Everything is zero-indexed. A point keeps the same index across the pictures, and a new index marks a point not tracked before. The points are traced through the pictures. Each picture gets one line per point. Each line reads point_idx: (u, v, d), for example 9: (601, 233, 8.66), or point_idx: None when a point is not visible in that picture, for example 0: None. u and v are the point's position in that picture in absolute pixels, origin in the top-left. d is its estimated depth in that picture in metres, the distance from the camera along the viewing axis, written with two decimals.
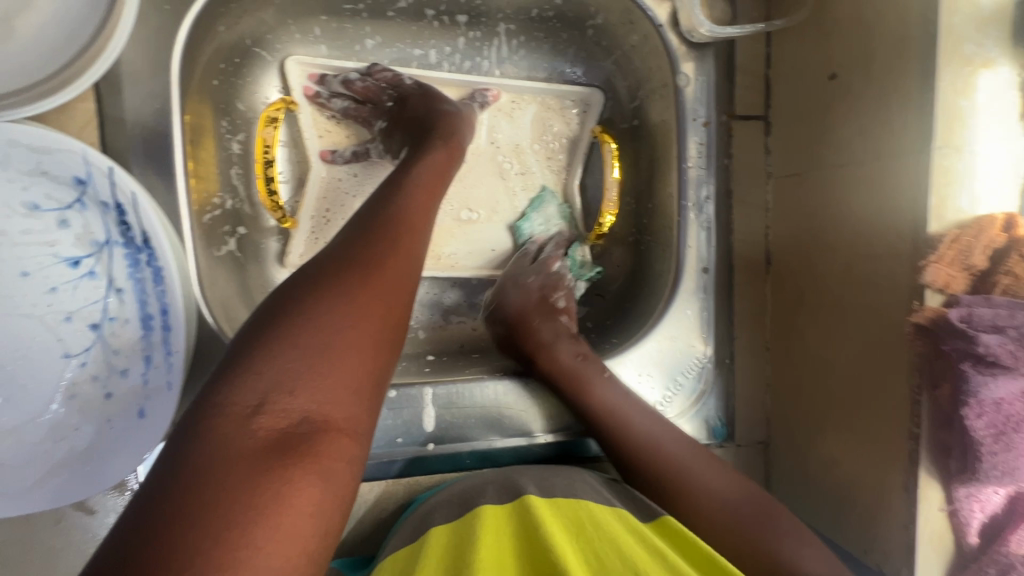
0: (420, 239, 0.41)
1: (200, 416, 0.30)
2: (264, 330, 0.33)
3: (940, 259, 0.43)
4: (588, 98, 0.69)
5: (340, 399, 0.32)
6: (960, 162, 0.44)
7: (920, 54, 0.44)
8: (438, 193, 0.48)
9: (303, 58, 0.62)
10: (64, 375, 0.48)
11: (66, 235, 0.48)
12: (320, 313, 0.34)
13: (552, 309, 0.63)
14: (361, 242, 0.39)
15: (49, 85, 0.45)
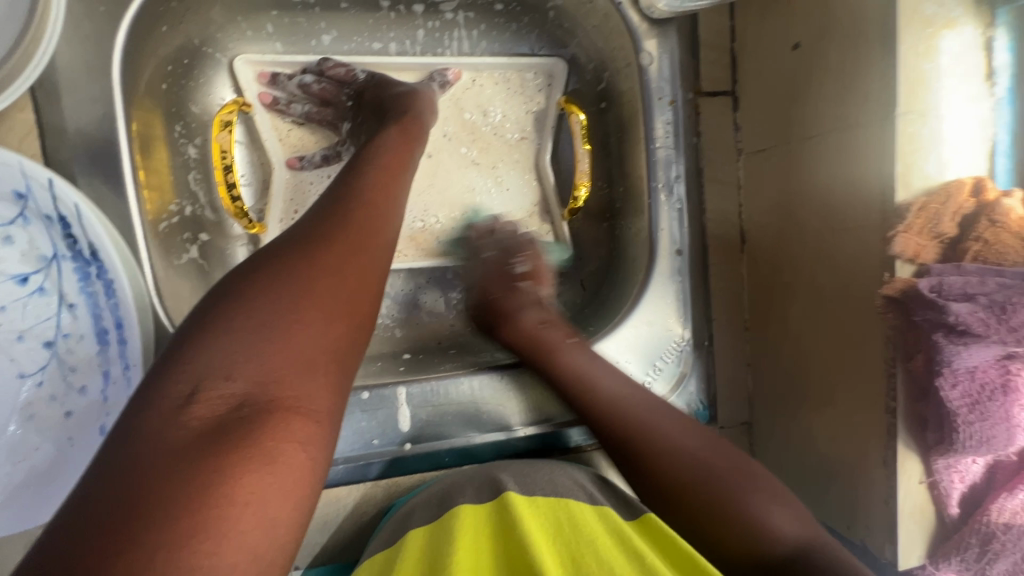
0: (381, 221, 0.40)
1: (127, 419, 0.28)
2: (201, 319, 0.32)
3: (909, 228, 0.42)
4: (551, 69, 0.67)
5: (288, 380, 0.31)
6: (925, 128, 0.42)
7: (880, 16, 0.43)
8: (401, 170, 0.46)
9: (251, 57, 0.60)
10: (20, 396, 0.47)
11: (10, 251, 0.46)
12: (260, 294, 0.32)
13: (512, 277, 0.61)
14: (314, 224, 0.37)
15: None
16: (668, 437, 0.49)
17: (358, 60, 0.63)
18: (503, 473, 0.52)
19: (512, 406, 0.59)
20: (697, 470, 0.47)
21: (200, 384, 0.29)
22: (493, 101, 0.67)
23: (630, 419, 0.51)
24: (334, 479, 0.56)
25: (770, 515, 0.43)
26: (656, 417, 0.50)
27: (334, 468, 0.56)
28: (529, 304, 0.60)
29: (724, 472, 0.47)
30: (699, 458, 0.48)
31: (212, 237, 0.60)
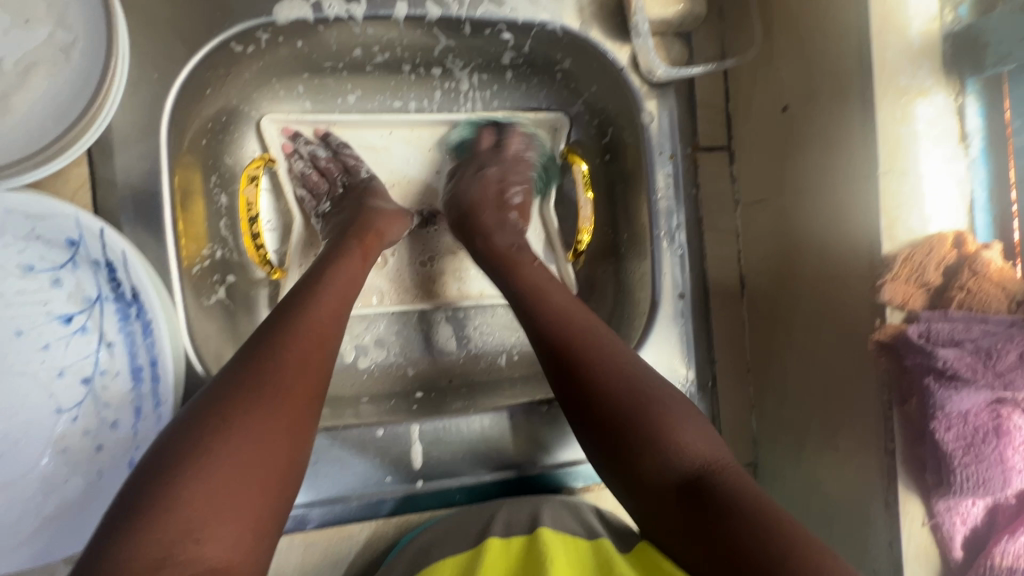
0: (323, 354, 0.44)
1: (99, 564, 0.32)
2: (163, 468, 0.35)
3: (896, 277, 0.45)
4: (556, 123, 0.72)
5: (240, 542, 0.35)
6: (906, 186, 0.46)
7: (860, 85, 0.47)
8: (352, 297, 0.50)
9: (278, 116, 0.66)
10: (55, 429, 0.50)
11: (59, 293, 0.50)
12: (221, 456, 0.36)
13: (504, 198, 0.64)
14: (253, 359, 0.41)
15: (43, 155, 0.43)
16: (598, 354, 0.47)
17: (383, 121, 0.69)
18: (511, 514, 0.55)
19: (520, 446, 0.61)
20: (634, 390, 0.45)
21: (168, 518, 0.33)
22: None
23: (570, 319, 0.50)
24: (346, 515, 0.58)
25: (685, 437, 0.43)
26: (560, 319, 0.50)
27: (348, 503, 0.58)
28: (507, 225, 0.62)
29: (658, 396, 0.45)
30: (627, 367, 0.46)
31: (238, 279, 0.64)
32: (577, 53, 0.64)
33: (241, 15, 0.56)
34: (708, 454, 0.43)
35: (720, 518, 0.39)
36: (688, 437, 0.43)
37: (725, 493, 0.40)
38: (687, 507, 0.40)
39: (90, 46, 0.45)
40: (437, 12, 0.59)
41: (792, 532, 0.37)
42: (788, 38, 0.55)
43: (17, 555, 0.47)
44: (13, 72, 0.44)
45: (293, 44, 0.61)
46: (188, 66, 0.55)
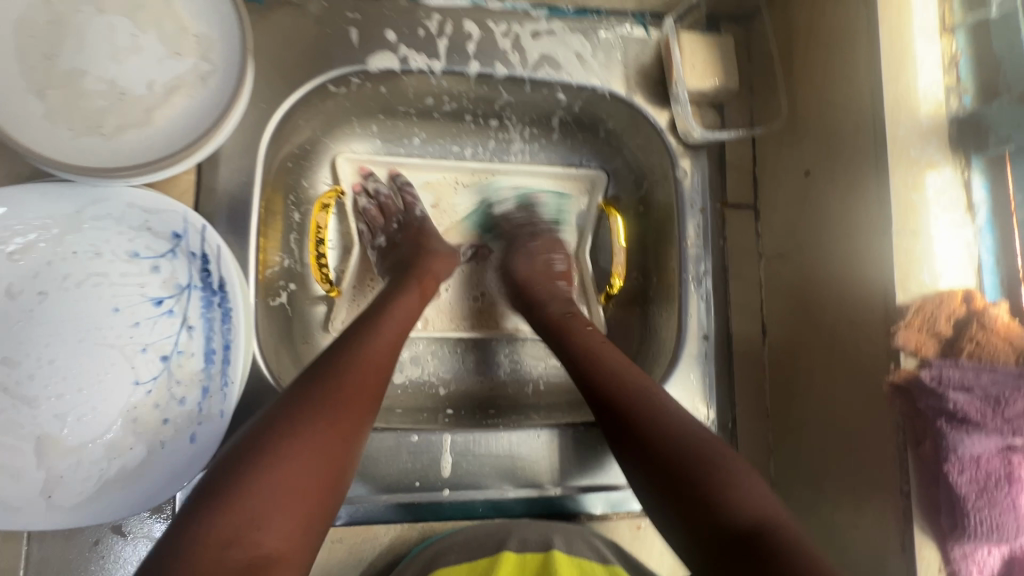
0: (380, 375, 0.49)
1: (180, 536, 0.37)
2: (241, 460, 0.41)
3: (909, 325, 0.49)
4: (594, 180, 0.80)
5: (295, 533, 0.40)
6: (918, 245, 0.51)
7: (875, 155, 0.53)
8: (407, 329, 0.56)
9: (353, 155, 0.75)
10: (129, 400, 0.55)
11: (155, 278, 0.57)
12: (291, 452, 0.41)
13: (554, 274, 0.71)
14: (323, 373, 0.47)
15: (159, 163, 0.52)
16: (663, 404, 0.50)
17: (444, 166, 0.78)
18: (525, 531, 0.57)
19: (543, 467, 0.64)
20: (695, 450, 0.46)
21: (244, 504, 0.38)
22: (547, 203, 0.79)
23: (627, 370, 0.54)
24: (373, 516, 0.60)
25: (747, 492, 0.44)
26: (614, 372, 0.54)
27: (376, 503, 0.61)
28: (559, 299, 0.68)
29: (715, 449, 0.47)
30: (688, 425, 0.49)
31: (298, 288, 0.70)
32: (622, 115, 0.73)
33: (339, 62, 0.65)
34: (763, 512, 0.43)
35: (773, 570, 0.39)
36: (744, 491, 0.44)
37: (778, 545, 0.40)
38: (733, 551, 0.41)
39: (223, 77, 0.54)
40: (503, 72, 0.69)
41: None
42: (811, 114, 0.62)
43: (81, 510, 0.52)
44: (159, 92, 0.53)
45: (378, 89, 0.69)
46: (290, 99, 0.64)
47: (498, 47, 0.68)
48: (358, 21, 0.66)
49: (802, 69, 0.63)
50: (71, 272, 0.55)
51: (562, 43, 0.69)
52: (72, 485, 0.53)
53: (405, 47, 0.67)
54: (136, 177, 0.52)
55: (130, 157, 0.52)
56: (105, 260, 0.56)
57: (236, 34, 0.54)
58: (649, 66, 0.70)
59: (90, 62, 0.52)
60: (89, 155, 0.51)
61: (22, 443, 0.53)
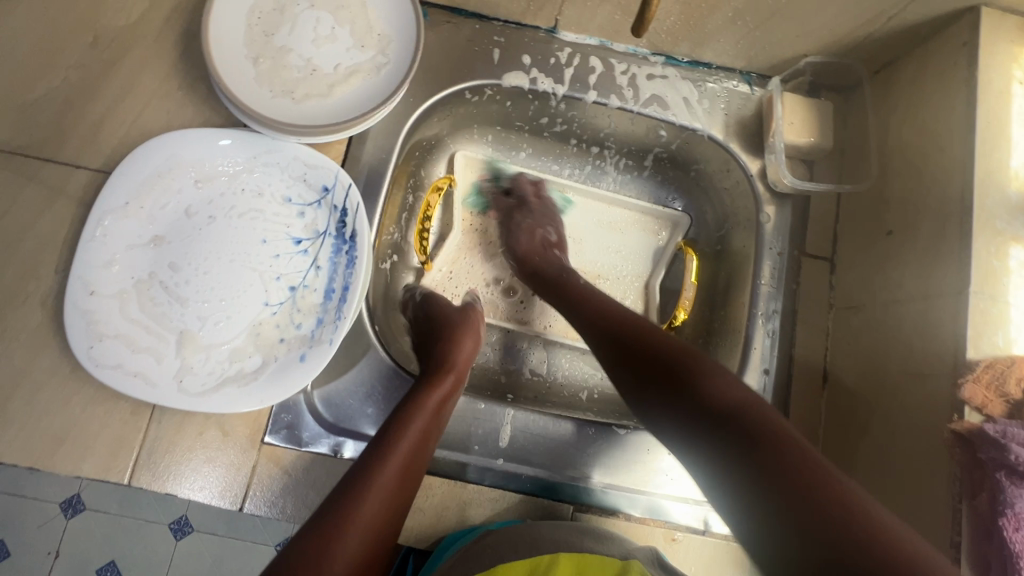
0: (412, 483, 0.53)
1: None
2: (294, 568, 0.44)
3: (977, 379, 0.51)
4: (677, 222, 0.86)
5: None
6: (995, 309, 0.54)
7: (960, 221, 0.57)
8: (443, 427, 0.60)
9: (469, 155, 0.85)
10: (257, 317, 0.65)
11: (299, 222, 0.68)
12: (337, 564, 0.45)
13: (548, 244, 0.79)
14: (369, 477, 0.50)
15: (330, 128, 0.63)
16: (644, 325, 0.60)
17: (544, 177, 0.87)
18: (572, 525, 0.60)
19: (589, 461, 0.68)
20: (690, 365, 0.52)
21: None
22: (624, 236, 0.87)
23: (618, 312, 0.62)
24: (433, 468, 0.66)
25: (724, 385, 0.50)
26: (610, 317, 0.62)
27: (439, 456, 0.66)
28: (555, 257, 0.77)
29: (711, 369, 0.52)
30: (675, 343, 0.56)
31: (398, 260, 0.80)
32: (715, 157, 0.79)
33: (479, 74, 0.76)
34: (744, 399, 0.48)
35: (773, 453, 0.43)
36: (725, 382, 0.50)
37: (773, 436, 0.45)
38: (728, 436, 0.46)
39: (393, 70, 0.66)
40: (616, 104, 0.77)
41: (839, 490, 0.41)
42: (900, 181, 0.66)
43: (199, 399, 0.60)
44: (342, 73, 0.66)
45: (504, 103, 0.80)
46: (433, 98, 0.75)
47: (615, 81, 0.77)
48: (502, 44, 0.76)
49: (897, 140, 0.68)
50: (237, 204, 0.67)
51: (672, 87, 0.78)
52: (198, 377, 0.62)
53: (537, 71, 0.76)
54: (309, 135, 0.64)
55: (310, 120, 0.64)
56: (264, 200, 0.68)
57: (411, 37, 0.66)
58: (748, 118, 0.77)
59: (296, 43, 0.65)
60: (279, 112, 0.64)
61: (167, 334, 0.63)
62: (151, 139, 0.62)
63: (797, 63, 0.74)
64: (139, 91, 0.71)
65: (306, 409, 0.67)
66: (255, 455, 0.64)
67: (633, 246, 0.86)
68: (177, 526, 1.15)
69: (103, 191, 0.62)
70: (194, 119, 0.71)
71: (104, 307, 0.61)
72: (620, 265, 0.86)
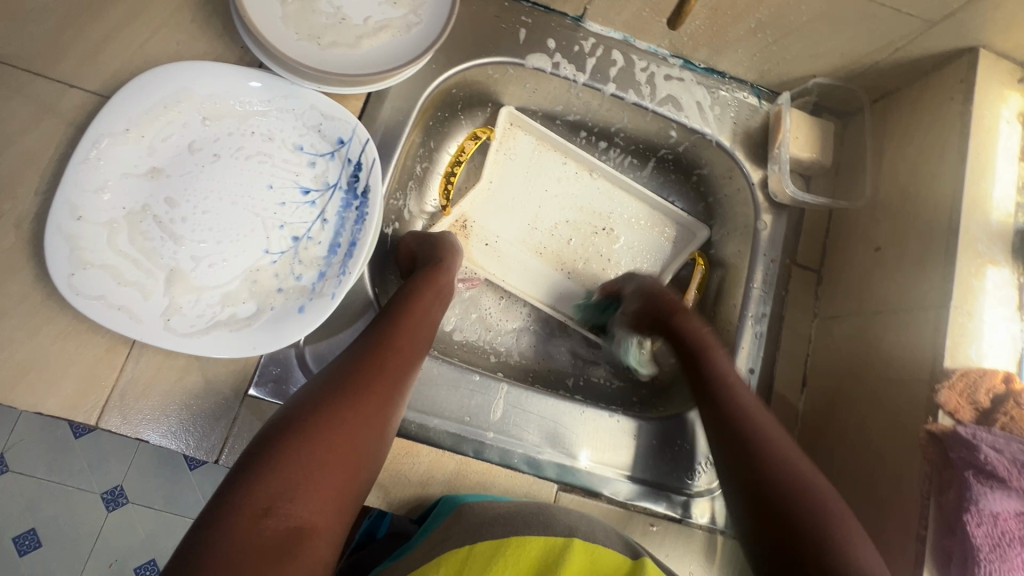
0: (400, 372, 0.57)
1: (224, 499, 0.44)
2: (277, 436, 0.47)
3: (952, 386, 0.55)
4: (696, 228, 0.86)
5: (323, 502, 0.46)
6: (971, 324, 0.58)
7: (946, 242, 0.61)
8: (429, 328, 0.64)
9: (512, 110, 0.83)
10: (254, 263, 0.63)
11: (309, 172, 0.66)
12: (318, 430, 0.48)
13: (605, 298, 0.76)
14: (352, 366, 0.55)
15: (353, 79, 0.62)
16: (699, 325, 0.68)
17: (573, 147, 0.86)
18: (560, 515, 0.59)
19: (578, 442, 0.69)
20: (789, 465, 0.53)
21: (277, 475, 0.45)
22: (641, 233, 0.87)
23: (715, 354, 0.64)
24: (421, 435, 0.65)
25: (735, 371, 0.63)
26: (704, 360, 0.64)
27: (430, 424, 0.66)
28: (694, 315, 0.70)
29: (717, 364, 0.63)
30: (744, 400, 0.59)
31: (399, 228, 0.80)
32: (719, 163, 0.82)
33: (503, 51, 0.76)
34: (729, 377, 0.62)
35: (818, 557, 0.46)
36: (785, 466, 0.52)
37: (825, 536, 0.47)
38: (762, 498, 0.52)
39: (424, 30, 0.65)
40: (634, 99, 0.79)
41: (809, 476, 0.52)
42: (891, 201, 0.71)
43: (185, 341, 0.57)
44: (371, 26, 0.64)
45: (524, 83, 0.81)
46: (456, 67, 0.75)
47: (635, 77, 0.79)
48: (528, 24, 0.77)
49: (890, 165, 0.73)
50: (243, 145, 0.64)
51: (687, 90, 0.80)
52: (185, 318, 0.59)
53: (560, 55, 0.77)
54: (329, 82, 0.62)
55: (334, 69, 0.63)
56: (274, 144, 0.65)
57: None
58: (755, 129, 0.80)
59: None
60: (303, 56, 0.62)
61: (157, 270, 0.59)
62: (164, 65, 0.59)
63: (805, 83, 0.78)
64: (147, 15, 0.67)
65: (297, 364, 0.65)
66: (237, 406, 0.62)
67: (640, 245, 0.87)
68: (111, 496, 1.17)
69: (103, 112, 0.58)
70: (204, 54, 0.68)
71: (92, 235, 0.57)
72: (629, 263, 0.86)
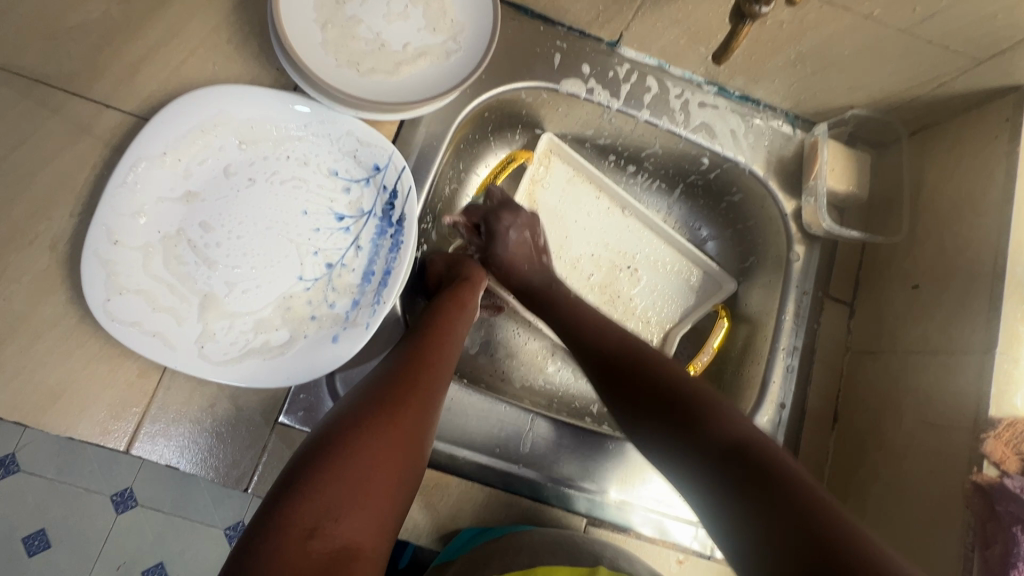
0: (433, 383, 0.56)
1: (269, 522, 0.43)
2: (317, 455, 0.47)
3: (998, 436, 0.54)
4: (723, 281, 0.85)
5: (368, 520, 0.45)
6: (1017, 372, 0.57)
7: (990, 286, 0.60)
8: (458, 336, 0.63)
9: (552, 137, 0.82)
10: (287, 289, 0.62)
11: (344, 198, 0.66)
12: (357, 448, 0.47)
13: (537, 248, 0.74)
14: (386, 380, 0.54)
15: (393, 107, 0.62)
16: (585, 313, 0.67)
17: (603, 180, 0.84)
18: (589, 551, 0.59)
19: (606, 474, 0.68)
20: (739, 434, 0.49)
21: (320, 494, 0.44)
22: (664, 279, 0.86)
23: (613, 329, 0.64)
24: (450, 466, 0.64)
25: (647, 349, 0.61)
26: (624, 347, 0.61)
27: (460, 456, 0.65)
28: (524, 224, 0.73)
29: (622, 343, 0.62)
30: (676, 380, 0.56)
31: (428, 250, 0.79)
32: (751, 192, 0.81)
33: (537, 76, 0.75)
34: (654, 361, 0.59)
35: (775, 485, 0.44)
36: (722, 411, 0.52)
37: (780, 467, 0.45)
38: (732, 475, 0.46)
39: (464, 58, 0.64)
40: (667, 126, 0.78)
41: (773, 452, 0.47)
42: (929, 238, 0.70)
43: (219, 369, 0.57)
44: (411, 53, 0.64)
45: (556, 107, 0.80)
46: (491, 92, 0.74)
47: (669, 104, 0.78)
48: (563, 49, 0.76)
49: (929, 200, 0.72)
50: (279, 170, 0.64)
51: (721, 118, 0.79)
52: (218, 345, 0.59)
53: (595, 81, 0.76)
54: (368, 109, 0.61)
55: (373, 96, 0.62)
56: (309, 169, 0.65)
57: (486, 26, 0.64)
58: (788, 159, 0.79)
59: (367, 15, 0.63)
60: (343, 83, 0.62)
61: (191, 295, 0.59)
62: (203, 89, 0.59)
63: (842, 113, 0.77)
64: (184, 36, 0.67)
65: (327, 394, 0.64)
66: (267, 434, 0.61)
67: (665, 288, 0.86)
68: (120, 498, 1.16)
69: (141, 136, 0.57)
70: (240, 76, 0.67)
71: (128, 260, 0.57)
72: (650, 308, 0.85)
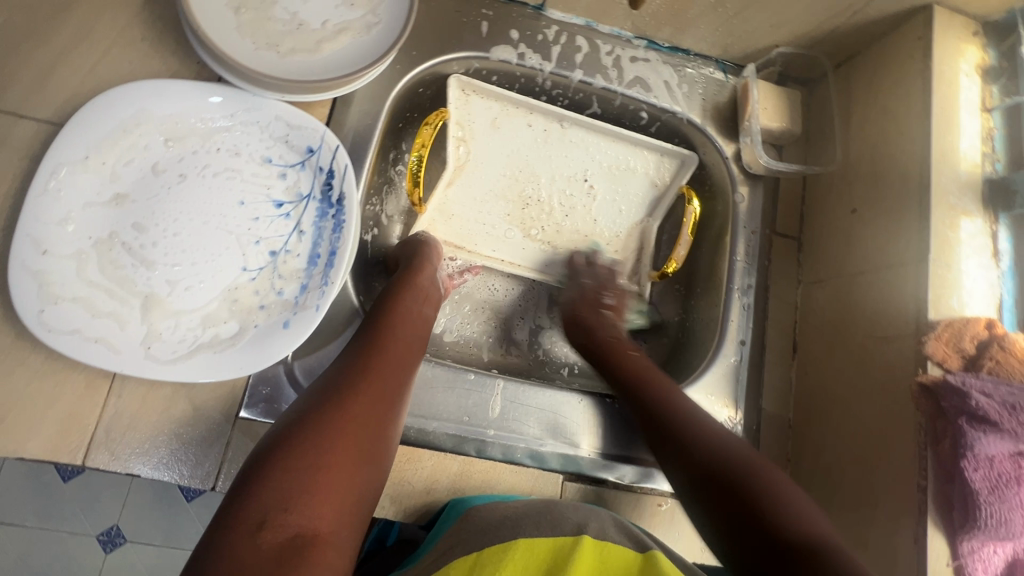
0: (386, 372, 0.55)
1: (217, 522, 0.42)
2: (264, 453, 0.46)
3: (938, 337, 0.57)
4: (683, 159, 0.82)
5: (324, 505, 0.44)
6: (950, 275, 0.59)
7: (918, 199, 0.62)
8: (413, 326, 0.62)
9: (461, 77, 0.77)
10: (231, 282, 0.61)
11: (281, 184, 0.65)
12: (303, 437, 0.46)
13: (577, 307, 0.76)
14: (335, 375, 0.53)
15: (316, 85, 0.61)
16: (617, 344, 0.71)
17: (539, 104, 0.80)
18: (564, 509, 0.58)
19: (579, 430, 0.69)
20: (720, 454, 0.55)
21: (268, 487, 0.43)
22: (622, 183, 0.83)
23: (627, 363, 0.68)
24: (421, 440, 0.64)
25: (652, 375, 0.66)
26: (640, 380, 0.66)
27: (430, 429, 0.65)
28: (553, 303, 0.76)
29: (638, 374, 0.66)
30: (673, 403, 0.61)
31: (378, 235, 0.78)
32: (692, 140, 0.82)
33: (467, 46, 0.75)
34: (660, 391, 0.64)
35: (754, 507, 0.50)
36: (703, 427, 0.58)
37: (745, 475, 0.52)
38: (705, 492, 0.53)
39: (384, 29, 0.64)
40: (601, 83, 0.78)
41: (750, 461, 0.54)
42: (862, 163, 0.72)
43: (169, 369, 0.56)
44: (330, 30, 0.63)
45: (489, 76, 0.79)
46: (420, 66, 0.73)
47: (601, 61, 0.78)
48: (490, 17, 0.76)
49: (857, 127, 0.74)
50: (210, 163, 0.63)
51: (654, 70, 0.80)
52: (164, 346, 0.57)
53: (525, 46, 0.76)
54: (289, 88, 0.60)
55: (295, 76, 0.61)
56: (242, 159, 0.64)
57: None
58: (723, 104, 0.80)
59: None
60: (262, 65, 0.61)
61: (132, 297, 0.57)
62: (119, 87, 0.57)
63: (769, 53, 0.79)
64: (95, 37, 0.65)
65: (286, 380, 0.63)
66: (229, 430, 0.60)
67: (625, 190, 0.83)
68: (107, 537, 1.12)
69: (58, 140, 0.55)
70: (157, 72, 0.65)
71: (60, 268, 0.55)
72: (617, 214, 0.83)
